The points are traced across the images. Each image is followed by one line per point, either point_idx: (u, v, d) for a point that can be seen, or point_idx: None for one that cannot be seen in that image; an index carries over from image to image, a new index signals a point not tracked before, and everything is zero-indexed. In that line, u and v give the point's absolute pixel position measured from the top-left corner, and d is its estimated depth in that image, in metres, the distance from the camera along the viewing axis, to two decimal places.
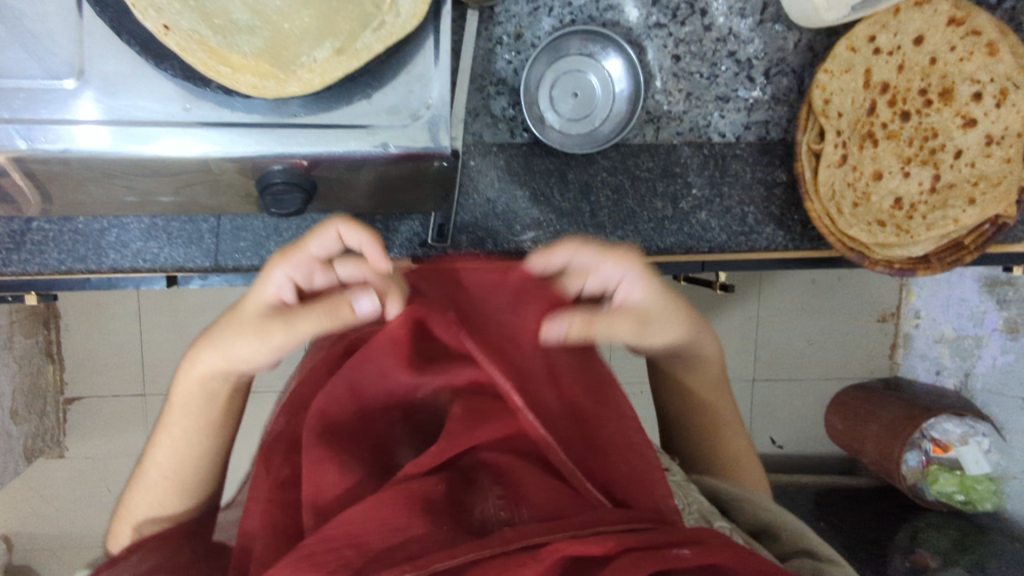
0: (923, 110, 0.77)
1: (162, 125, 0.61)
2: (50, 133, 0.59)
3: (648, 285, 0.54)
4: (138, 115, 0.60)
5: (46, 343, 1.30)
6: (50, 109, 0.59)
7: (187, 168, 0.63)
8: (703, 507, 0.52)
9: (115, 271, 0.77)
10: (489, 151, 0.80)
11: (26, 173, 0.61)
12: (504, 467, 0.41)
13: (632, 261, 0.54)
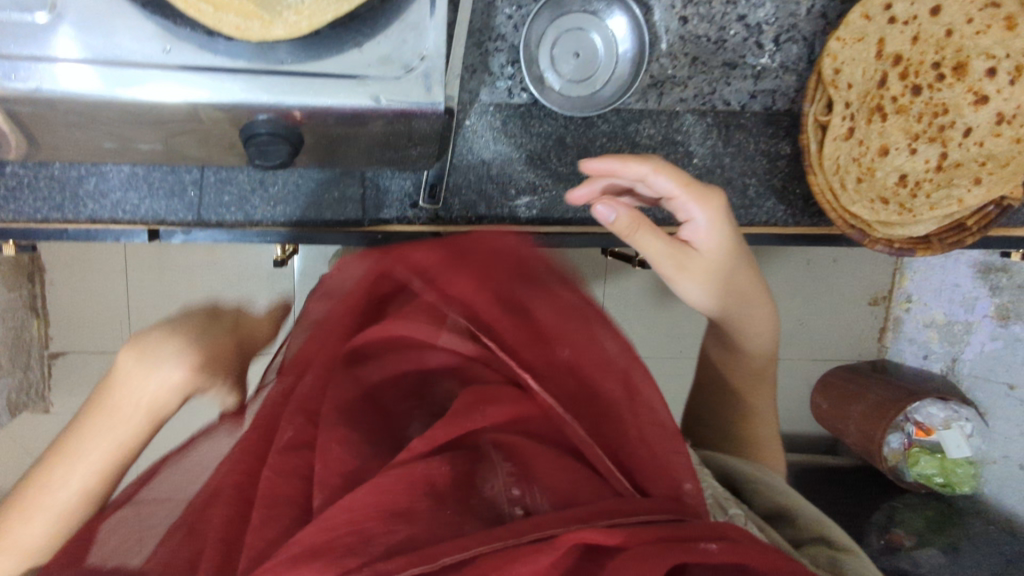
0: (935, 85, 0.74)
1: (145, 68, 0.57)
2: (25, 71, 0.56)
3: (719, 231, 0.61)
4: (119, 55, 0.57)
5: (26, 297, 1.25)
6: (22, 45, 0.55)
7: (174, 116, 0.60)
8: (721, 494, 0.52)
9: (94, 222, 0.74)
10: (485, 110, 0.76)
11: (10, 115, 0.58)
12: (512, 447, 0.36)
13: (714, 206, 0.60)
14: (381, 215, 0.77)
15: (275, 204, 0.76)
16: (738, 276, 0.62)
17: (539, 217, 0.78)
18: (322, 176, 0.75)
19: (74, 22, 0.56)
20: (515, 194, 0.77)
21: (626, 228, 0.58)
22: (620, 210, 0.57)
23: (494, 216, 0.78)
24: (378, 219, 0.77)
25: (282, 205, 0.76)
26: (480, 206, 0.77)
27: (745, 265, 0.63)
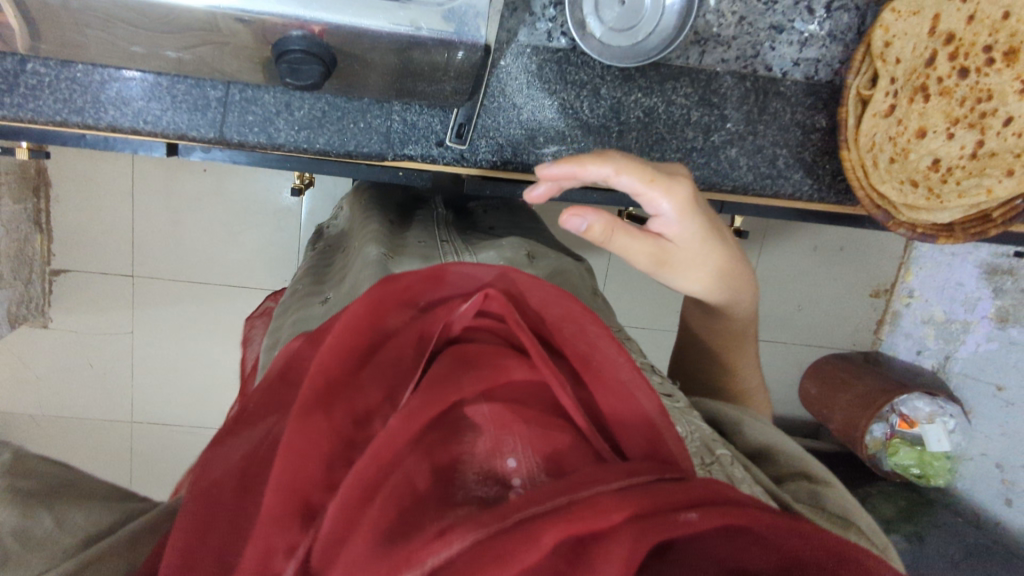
0: (983, 69, 0.72)
1: None
2: None
3: (692, 219, 0.49)
4: None
5: (35, 212, 1.29)
6: None
7: (198, 22, 0.58)
8: (707, 434, 0.50)
9: (114, 130, 0.72)
10: (522, 52, 0.74)
11: (20, 8, 0.57)
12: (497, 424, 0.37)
13: (682, 189, 0.48)
14: (405, 151, 0.75)
15: (299, 130, 0.73)
16: (717, 258, 0.54)
17: None
18: (349, 104, 0.73)
19: None
20: (543, 142, 0.76)
21: (600, 237, 0.46)
22: (594, 223, 0.44)
23: (520, 163, 0.76)
24: (402, 155, 0.75)
25: (306, 131, 0.74)
26: (507, 151, 0.76)
27: (725, 240, 0.54)
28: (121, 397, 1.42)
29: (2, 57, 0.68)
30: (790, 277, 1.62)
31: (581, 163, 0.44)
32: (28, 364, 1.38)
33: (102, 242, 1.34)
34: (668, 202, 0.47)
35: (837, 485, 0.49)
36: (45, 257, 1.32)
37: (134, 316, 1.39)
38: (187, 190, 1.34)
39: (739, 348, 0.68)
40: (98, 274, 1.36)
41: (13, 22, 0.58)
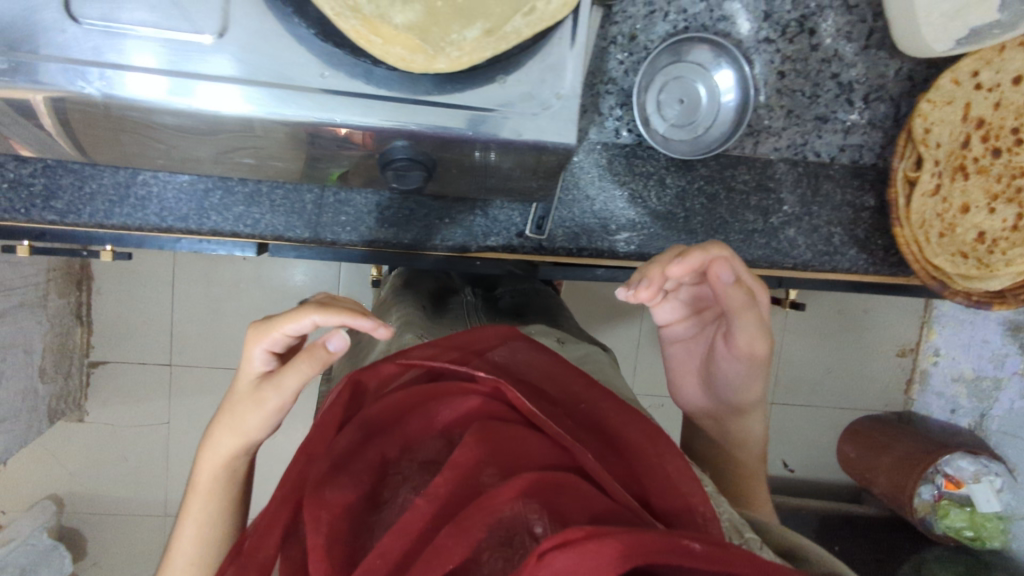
0: (1014, 149, 0.78)
1: (204, 75, 0.59)
2: (102, 74, 0.58)
3: (729, 271, 0.61)
4: (199, 68, 0.59)
5: (77, 305, 1.37)
6: (101, 50, 0.58)
7: (231, 124, 0.63)
8: (736, 518, 0.50)
9: (215, 234, 0.77)
10: (593, 148, 0.80)
11: (55, 114, 0.62)
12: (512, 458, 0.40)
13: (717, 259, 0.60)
14: (488, 243, 0.80)
15: (389, 227, 0.79)
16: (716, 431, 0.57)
17: (637, 252, 0.82)
18: (433, 203, 0.78)
19: (233, 53, 0.60)
20: (616, 230, 0.82)
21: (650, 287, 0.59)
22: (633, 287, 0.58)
23: (593, 250, 0.82)
24: (484, 246, 0.81)
25: (394, 227, 0.79)
26: (582, 239, 0.82)
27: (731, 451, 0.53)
28: (160, 488, 1.44)
29: (115, 171, 0.73)
30: (816, 340, 1.67)
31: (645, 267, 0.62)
32: (62, 458, 1.40)
33: (143, 333, 1.40)
34: (708, 262, 0.60)
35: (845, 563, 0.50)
36: (84, 349, 1.39)
37: (169, 403, 1.42)
38: (227, 278, 1.39)
39: (741, 414, 0.72)
40: (136, 364, 1.41)
41: (45, 127, 0.64)
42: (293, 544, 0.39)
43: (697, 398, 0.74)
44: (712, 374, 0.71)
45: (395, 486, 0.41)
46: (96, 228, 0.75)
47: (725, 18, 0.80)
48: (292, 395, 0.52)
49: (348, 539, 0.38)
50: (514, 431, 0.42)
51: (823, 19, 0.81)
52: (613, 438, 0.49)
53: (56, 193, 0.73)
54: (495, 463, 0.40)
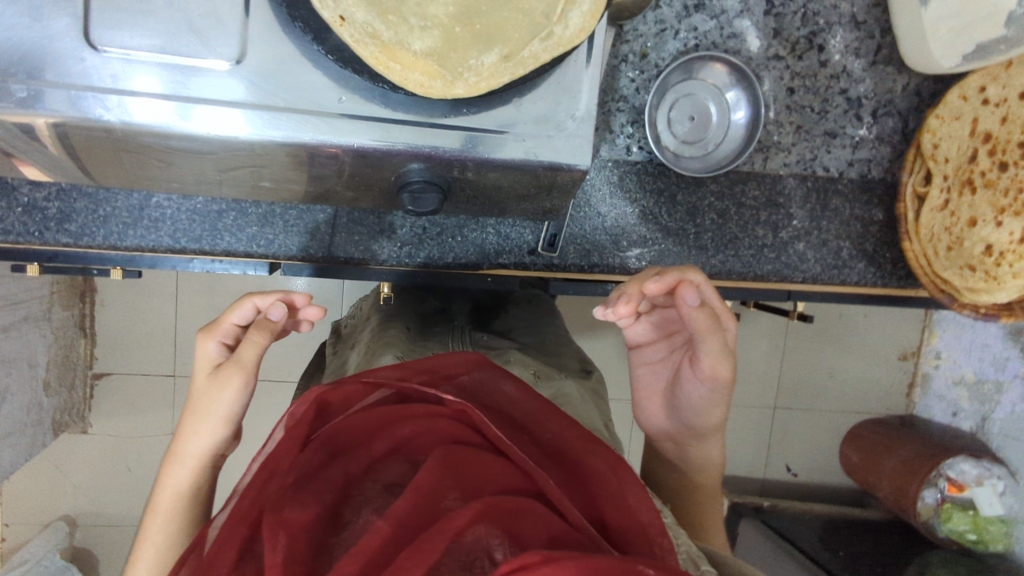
0: (1020, 162, 0.75)
1: (208, 99, 0.59)
2: (109, 100, 0.58)
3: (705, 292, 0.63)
4: (207, 93, 0.59)
5: (81, 317, 1.37)
6: (111, 77, 0.58)
7: (235, 148, 0.63)
8: (692, 551, 0.50)
9: (227, 254, 0.77)
10: (604, 166, 0.80)
11: (61, 140, 0.61)
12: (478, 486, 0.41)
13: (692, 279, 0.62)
14: (500, 261, 0.81)
15: (401, 245, 0.80)
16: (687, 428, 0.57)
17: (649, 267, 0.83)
18: (447, 221, 0.79)
19: (249, 77, 0.60)
20: (627, 246, 0.82)
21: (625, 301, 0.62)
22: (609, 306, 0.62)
23: (604, 267, 0.82)
24: (495, 264, 0.81)
25: (407, 246, 0.80)
26: (594, 255, 0.82)
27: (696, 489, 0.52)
28: None
29: (130, 194, 0.74)
30: (819, 345, 1.67)
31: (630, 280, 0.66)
32: (65, 469, 1.40)
33: (147, 344, 1.40)
34: (681, 284, 0.62)
35: None
36: (88, 360, 1.39)
37: (173, 415, 1.42)
38: (231, 289, 1.39)
39: (700, 439, 0.72)
40: (141, 375, 1.40)
41: (52, 148, 0.62)
42: (248, 562, 0.37)
43: (660, 421, 0.73)
44: (676, 397, 0.70)
45: (357, 506, 0.41)
46: (109, 250, 0.75)
47: (735, 36, 0.81)
48: (249, 366, 0.57)
49: (312, 554, 0.37)
50: (480, 459, 0.44)
51: (832, 36, 0.82)
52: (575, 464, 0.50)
53: (70, 215, 0.73)
54: (459, 487, 0.41)
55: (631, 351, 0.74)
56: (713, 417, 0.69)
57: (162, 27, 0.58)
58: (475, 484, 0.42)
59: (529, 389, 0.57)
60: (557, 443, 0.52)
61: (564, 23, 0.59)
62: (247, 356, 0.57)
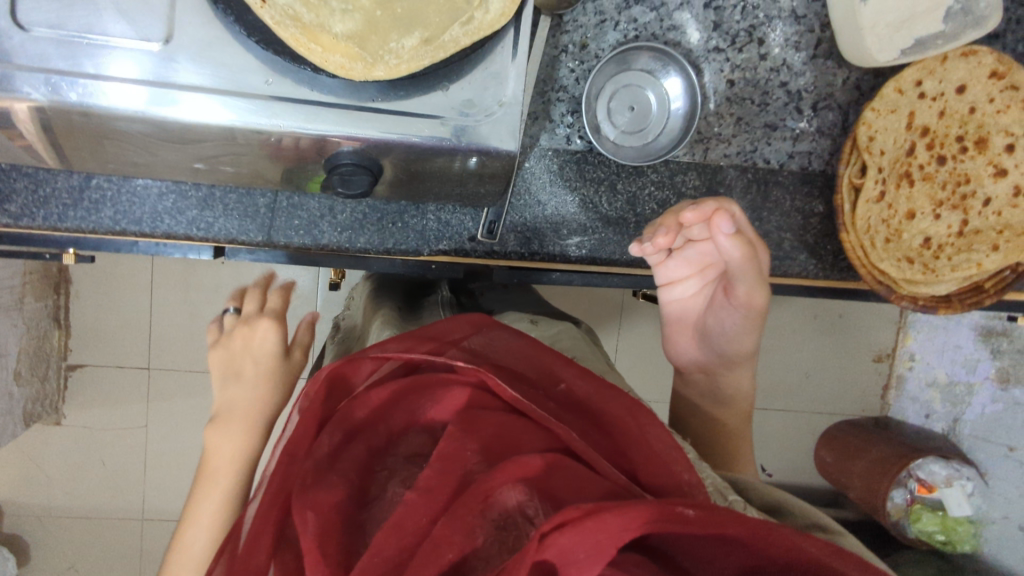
0: (959, 156, 0.80)
1: (187, 87, 0.61)
2: (85, 87, 0.60)
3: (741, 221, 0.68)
4: (180, 79, 0.61)
5: (55, 308, 1.37)
6: (89, 62, 0.59)
7: (212, 133, 0.64)
8: (720, 482, 0.56)
9: (168, 236, 0.79)
10: (544, 154, 0.82)
11: (44, 126, 0.63)
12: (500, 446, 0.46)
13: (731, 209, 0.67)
14: (440, 247, 0.82)
15: (342, 231, 0.81)
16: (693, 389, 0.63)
17: (588, 256, 0.84)
18: (389, 207, 0.81)
19: (188, 59, 0.61)
20: (567, 234, 0.83)
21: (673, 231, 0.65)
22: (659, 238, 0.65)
23: (545, 254, 0.83)
24: (436, 250, 0.82)
25: (347, 232, 0.81)
26: (534, 243, 0.83)
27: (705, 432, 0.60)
28: (133, 492, 1.44)
29: (69, 175, 0.75)
30: (795, 347, 1.65)
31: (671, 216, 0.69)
32: (39, 460, 1.40)
33: (121, 337, 1.41)
34: (723, 214, 0.66)
35: (850, 538, 0.53)
36: (62, 352, 1.39)
37: (144, 407, 1.43)
38: (203, 281, 1.40)
39: (731, 368, 0.80)
40: (114, 367, 1.41)
41: (31, 133, 0.64)
42: (285, 546, 0.43)
43: (692, 353, 0.82)
44: (709, 328, 0.78)
45: (383, 482, 0.47)
46: (51, 231, 0.77)
47: (675, 28, 0.83)
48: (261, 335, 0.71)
49: (346, 531, 0.42)
50: (501, 420, 0.48)
51: (772, 29, 0.84)
52: (591, 413, 0.55)
53: (10, 196, 0.75)
54: (484, 447, 0.45)
55: (660, 290, 0.79)
56: (743, 345, 0.77)
57: (102, 13, 0.59)
58: (494, 445, 0.46)
59: (535, 343, 0.63)
60: (571, 399, 0.57)
61: (485, 8, 0.60)
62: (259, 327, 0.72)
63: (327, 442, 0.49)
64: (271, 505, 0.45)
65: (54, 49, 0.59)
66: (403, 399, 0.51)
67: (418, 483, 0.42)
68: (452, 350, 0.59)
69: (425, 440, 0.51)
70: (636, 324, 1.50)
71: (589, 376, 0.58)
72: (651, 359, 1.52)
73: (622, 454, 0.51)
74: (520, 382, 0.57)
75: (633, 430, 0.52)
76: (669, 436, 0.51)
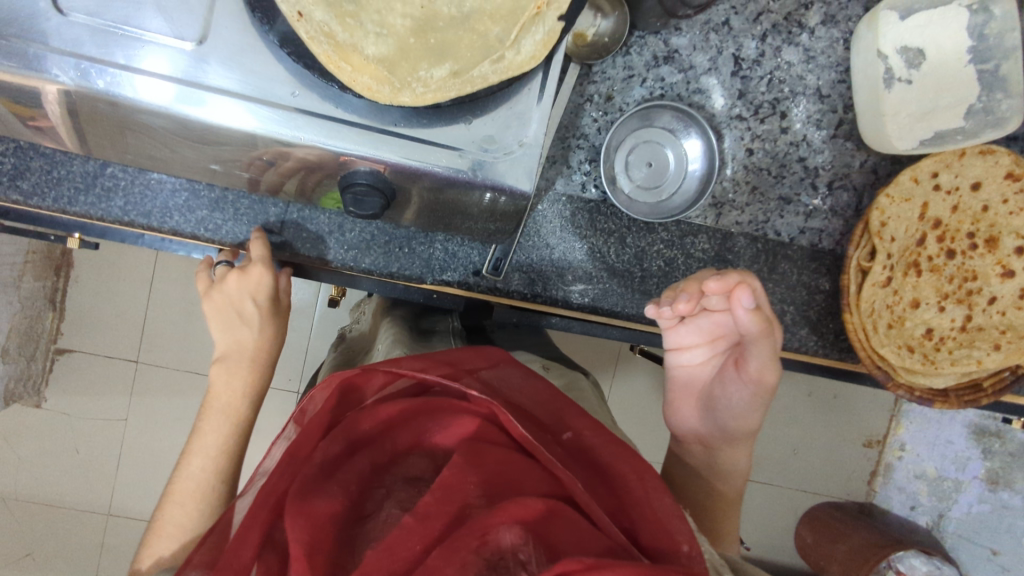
0: (968, 253, 0.81)
1: (211, 89, 0.61)
2: (111, 76, 0.60)
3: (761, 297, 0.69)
4: (205, 81, 0.61)
5: (52, 289, 1.36)
6: (119, 53, 0.60)
7: (231, 137, 0.64)
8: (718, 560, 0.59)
9: (175, 233, 0.79)
10: (558, 199, 0.82)
11: (66, 109, 0.64)
12: (498, 487, 0.54)
13: (753, 284, 0.68)
14: (444, 277, 0.82)
15: (348, 249, 0.81)
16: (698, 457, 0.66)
17: (590, 305, 0.84)
18: (398, 232, 0.81)
19: (218, 62, 0.61)
20: (571, 280, 0.83)
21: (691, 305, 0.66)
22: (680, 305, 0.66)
23: (547, 297, 0.83)
24: (439, 280, 0.82)
25: (354, 251, 0.81)
26: (537, 285, 0.83)
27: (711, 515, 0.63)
28: (100, 486, 1.41)
29: (86, 161, 0.76)
30: (785, 423, 1.60)
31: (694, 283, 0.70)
32: (13, 443, 1.38)
33: (113, 327, 1.40)
34: (745, 289, 0.67)
35: None
36: (52, 334, 1.38)
37: (125, 400, 1.41)
38: None
39: (731, 445, 0.79)
40: (100, 356, 1.40)
41: (51, 114, 0.65)
42: (270, 545, 0.51)
43: (692, 421, 0.81)
44: (714, 400, 0.77)
45: (379, 500, 0.55)
46: (59, 213, 0.77)
47: (700, 92, 0.85)
48: (254, 282, 0.75)
49: (339, 544, 0.50)
50: (506, 460, 0.56)
51: (795, 105, 0.85)
52: (593, 462, 0.63)
53: (24, 173, 0.75)
54: (481, 485, 0.53)
55: (668, 352, 0.78)
56: (747, 423, 0.76)
57: (140, 7, 0.60)
58: (493, 483, 0.54)
59: (539, 383, 0.71)
60: (575, 443, 0.65)
61: (517, 49, 0.60)
62: (253, 274, 0.75)
63: (331, 449, 0.56)
64: (263, 504, 0.52)
65: (87, 36, 0.59)
66: (413, 420, 0.60)
67: (418, 509, 0.49)
68: (470, 378, 0.66)
69: (425, 465, 0.59)
70: (631, 378, 1.49)
71: (599, 429, 0.66)
72: (643, 416, 1.50)
73: (626, 515, 0.58)
74: (536, 427, 0.65)
75: (638, 489, 0.60)
76: (674, 508, 0.58)
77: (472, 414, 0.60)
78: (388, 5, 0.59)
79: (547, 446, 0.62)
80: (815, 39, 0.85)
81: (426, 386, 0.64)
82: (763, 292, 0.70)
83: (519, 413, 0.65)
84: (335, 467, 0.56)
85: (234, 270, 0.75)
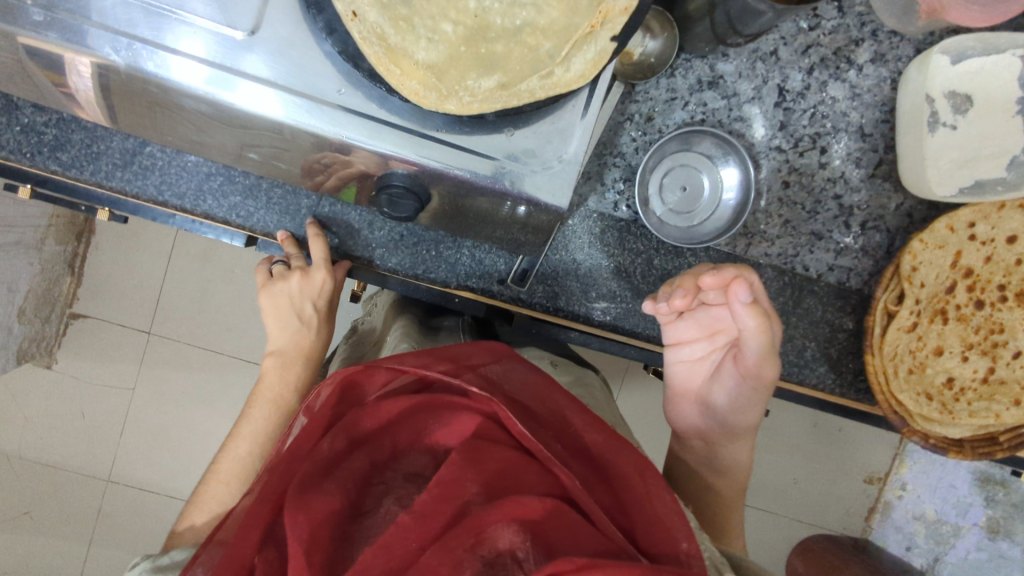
0: (997, 305, 0.82)
1: (253, 77, 0.61)
2: (156, 56, 0.60)
3: (757, 289, 0.67)
4: (249, 68, 0.61)
5: (72, 255, 1.38)
6: (167, 36, 0.60)
7: (269, 126, 0.64)
8: (716, 557, 0.59)
9: (206, 217, 0.79)
10: (589, 215, 0.83)
11: (107, 84, 0.64)
12: (497, 485, 0.53)
13: (751, 279, 0.66)
14: (468, 283, 0.82)
15: (376, 247, 0.81)
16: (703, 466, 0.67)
17: (610, 323, 0.84)
18: (427, 234, 0.81)
19: (264, 52, 0.61)
20: (595, 297, 0.83)
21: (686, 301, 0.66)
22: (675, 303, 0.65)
23: (569, 312, 0.83)
24: (463, 285, 0.82)
25: (381, 249, 0.81)
26: (560, 299, 0.83)
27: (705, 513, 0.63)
28: (103, 453, 1.42)
29: (126, 138, 0.76)
30: (788, 451, 1.59)
31: (692, 278, 0.69)
32: (21, 402, 1.39)
33: (128, 297, 1.40)
34: (739, 281, 0.65)
35: None
36: (69, 298, 1.39)
37: (134, 370, 1.42)
38: (221, 260, 1.40)
39: (732, 440, 0.79)
40: (113, 325, 1.41)
41: (90, 86, 0.65)
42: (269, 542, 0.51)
43: (693, 418, 0.80)
44: (712, 399, 0.78)
45: (378, 496, 0.54)
46: (95, 186, 0.78)
47: (742, 120, 0.84)
48: (317, 282, 0.79)
49: (335, 542, 0.50)
50: (506, 456, 0.55)
51: (836, 141, 0.85)
52: (594, 461, 0.63)
53: (65, 145, 0.76)
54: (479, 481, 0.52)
55: (667, 349, 0.78)
56: (747, 417, 0.77)
57: None
58: (492, 481, 0.53)
59: (542, 382, 0.70)
60: (576, 443, 0.65)
61: (567, 66, 0.59)
62: (316, 275, 0.79)
63: (330, 446, 0.56)
64: (263, 504, 0.52)
65: (136, 15, 0.59)
66: (414, 415, 0.59)
67: (415, 506, 0.49)
68: (471, 375, 0.65)
69: (426, 460, 0.58)
70: (638, 393, 1.49)
71: (599, 425, 0.65)
72: (645, 432, 1.50)
73: (625, 513, 0.58)
74: (537, 425, 0.64)
75: (638, 488, 0.60)
76: (672, 504, 0.58)
77: (472, 411, 0.58)
78: (442, 12, 0.59)
79: (548, 444, 0.61)
80: (862, 76, 0.84)
81: (429, 382, 0.63)
82: (762, 287, 0.68)
83: (521, 410, 0.65)
84: (336, 464, 0.55)
85: (297, 268, 0.79)
